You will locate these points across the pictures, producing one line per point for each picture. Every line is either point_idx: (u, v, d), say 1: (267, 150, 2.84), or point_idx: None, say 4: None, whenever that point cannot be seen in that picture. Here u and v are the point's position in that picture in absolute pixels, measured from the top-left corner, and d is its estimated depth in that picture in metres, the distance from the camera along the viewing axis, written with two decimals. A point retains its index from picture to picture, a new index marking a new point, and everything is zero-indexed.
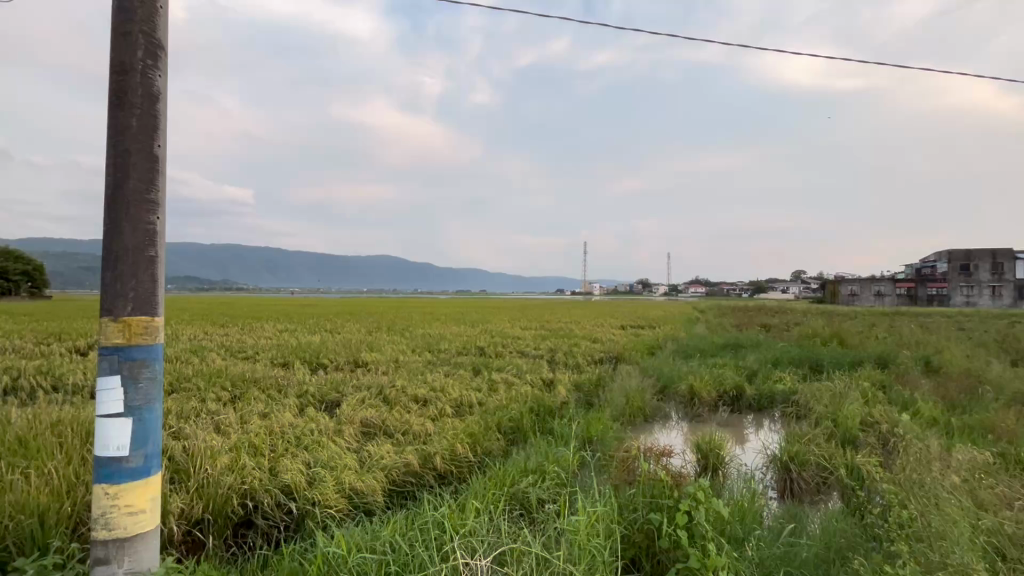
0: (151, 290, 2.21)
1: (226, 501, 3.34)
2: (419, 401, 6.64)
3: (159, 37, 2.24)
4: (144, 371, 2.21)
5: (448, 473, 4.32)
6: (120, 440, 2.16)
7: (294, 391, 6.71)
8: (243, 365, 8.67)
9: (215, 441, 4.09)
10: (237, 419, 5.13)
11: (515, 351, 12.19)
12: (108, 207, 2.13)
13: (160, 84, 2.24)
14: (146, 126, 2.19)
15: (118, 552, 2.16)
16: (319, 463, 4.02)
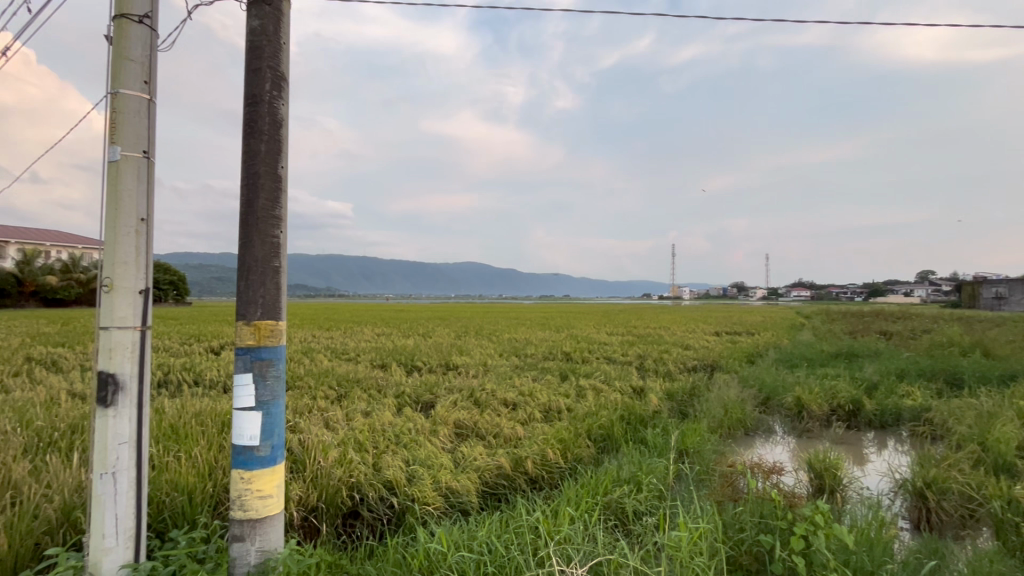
0: (276, 297, 2.46)
1: (337, 492, 3.59)
2: (508, 405, 6.74)
3: (283, 70, 2.50)
4: (270, 369, 2.45)
5: (539, 478, 4.34)
6: (252, 430, 2.42)
7: (392, 392, 7.12)
8: (347, 366, 9.37)
9: (326, 436, 4.44)
10: (343, 416, 5.54)
11: (602, 356, 11.94)
12: (244, 225, 2.42)
13: (283, 112, 2.50)
14: (273, 150, 2.46)
15: (251, 531, 2.43)
16: (418, 461, 4.20)
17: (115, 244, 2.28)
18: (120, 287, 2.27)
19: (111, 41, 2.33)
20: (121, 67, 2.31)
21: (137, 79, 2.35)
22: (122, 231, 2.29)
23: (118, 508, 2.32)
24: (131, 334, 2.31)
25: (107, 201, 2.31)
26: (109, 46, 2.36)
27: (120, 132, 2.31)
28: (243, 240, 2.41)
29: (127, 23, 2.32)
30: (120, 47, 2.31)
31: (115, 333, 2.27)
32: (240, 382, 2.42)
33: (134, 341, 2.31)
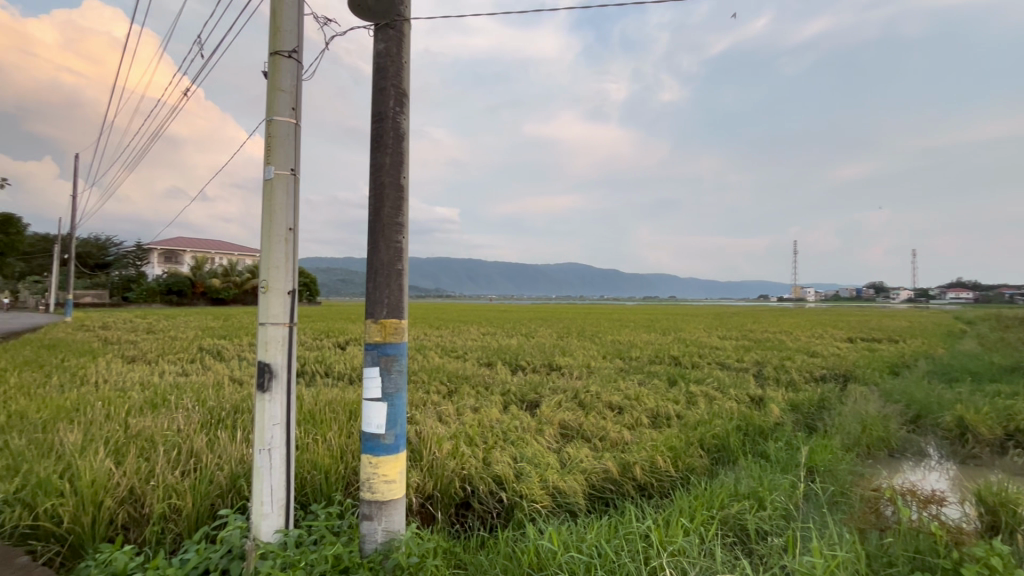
0: (399, 297, 2.67)
1: (450, 483, 3.76)
2: (614, 408, 6.62)
3: (405, 87, 2.71)
4: (394, 364, 2.66)
5: (649, 486, 4.19)
6: (378, 419, 2.65)
7: (498, 389, 7.36)
8: (456, 363, 9.88)
9: (439, 429, 4.71)
10: (454, 411, 5.84)
11: (714, 362, 11.21)
12: (372, 231, 2.66)
13: (404, 126, 2.70)
14: (396, 162, 2.67)
15: (378, 512, 2.66)
16: (525, 458, 4.29)
17: (270, 251, 2.64)
18: (274, 288, 2.62)
19: (268, 76, 2.70)
20: (275, 98, 2.67)
21: (287, 106, 2.69)
22: (276, 240, 2.64)
23: (272, 481, 2.67)
24: (281, 329, 2.64)
25: (265, 214, 2.68)
26: (266, 80, 2.74)
27: (274, 153, 2.66)
28: (372, 246, 2.65)
29: (279, 58, 2.67)
30: (274, 80, 2.67)
31: (270, 328, 2.62)
32: (369, 374, 2.66)
33: (284, 335, 2.65)
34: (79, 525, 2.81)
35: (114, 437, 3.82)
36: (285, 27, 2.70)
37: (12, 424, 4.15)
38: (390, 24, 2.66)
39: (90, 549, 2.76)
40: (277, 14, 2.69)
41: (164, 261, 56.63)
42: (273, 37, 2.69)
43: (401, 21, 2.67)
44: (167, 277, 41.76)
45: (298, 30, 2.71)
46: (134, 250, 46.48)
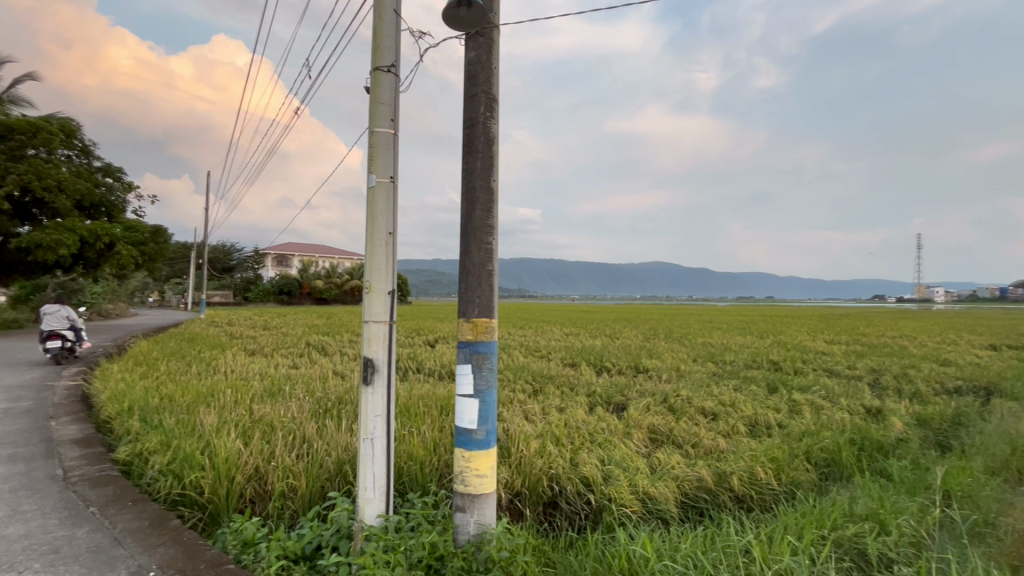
0: (489, 297, 2.74)
1: (538, 481, 3.78)
2: (707, 414, 6.30)
3: (494, 92, 2.78)
4: (485, 362, 2.74)
5: (748, 498, 3.94)
6: (470, 415, 2.74)
7: (584, 390, 7.30)
8: (541, 363, 9.96)
9: (526, 427, 4.77)
10: (540, 410, 5.88)
11: (820, 368, 10.25)
12: (464, 233, 2.76)
13: (494, 130, 2.77)
14: (486, 165, 2.74)
15: (470, 504, 2.75)
16: (613, 462, 4.21)
17: (373, 253, 2.83)
18: (376, 288, 2.81)
19: (370, 90, 2.90)
20: (376, 111, 2.86)
21: (386, 117, 2.87)
22: (377, 243, 2.83)
23: (374, 468, 2.86)
24: (382, 327, 2.82)
25: (368, 219, 2.88)
26: (368, 94, 2.95)
27: (376, 162, 2.85)
28: (464, 247, 2.75)
29: (380, 73, 2.87)
30: (375, 94, 2.86)
31: (372, 326, 2.81)
32: (462, 371, 2.76)
33: (384, 332, 2.83)
34: (216, 496, 3.22)
35: (242, 421, 4.31)
36: (385, 44, 2.89)
37: (163, 405, 4.85)
38: (480, 32, 2.75)
39: (225, 518, 3.14)
40: (378, 33, 2.89)
41: (276, 264, 62.93)
42: (375, 54, 2.89)
43: (490, 28, 2.75)
44: (279, 279, 46.43)
45: (396, 45, 2.89)
46: (253, 255, 52.19)
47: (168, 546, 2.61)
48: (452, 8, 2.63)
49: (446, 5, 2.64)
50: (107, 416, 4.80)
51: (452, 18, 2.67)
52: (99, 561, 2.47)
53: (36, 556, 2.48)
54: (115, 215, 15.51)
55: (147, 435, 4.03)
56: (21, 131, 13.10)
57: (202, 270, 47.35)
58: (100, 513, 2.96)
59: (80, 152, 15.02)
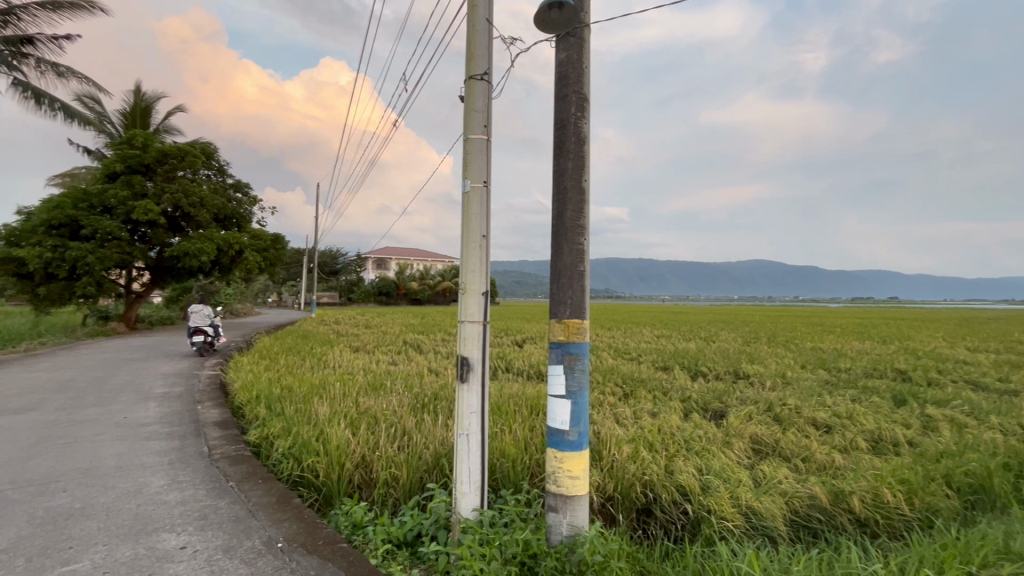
0: (581, 298, 2.73)
1: (631, 486, 3.65)
2: (819, 426, 5.74)
3: (586, 92, 2.76)
4: (577, 363, 2.72)
5: (872, 522, 3.52)
6: (562, 416, 2.74)
7: (678, 395, 6.98)
8: (631, 365, 9.68)
9: (618, 431, 4.68)
10: (632, 414, 5.72)
11: (962, 380, 8.88)
12: (555, 235, 2.77)
13: (585, 129, 2.76)
14: (578, 166, 2.73)
15: (563, 504, 2.75)
16: (712, 471, 3.99)
17: (468, 255, 2.94)
18: (470, 289, 2.91)
19: (464, 99, 3.02)
20: (470, 118, 2.97)
21: (480, 123, 2.97)
22: (471, 245, 2.94)
23: (470, 463, 2.96)
24: (477, 327, 2.92)
25: (463, 222, 3.00)
26: (463, 103, 3.07)
27: (470, 168, 2.96)
28: (555, 248, 2.76)
29: (474, 82, 2.97)
30: (469, 102, 2.97)
31: (468, 326, 2.92)
32: (554, 372, 2.77)
33: (478, 331, 2.92)
34: (330, 479, 3.52)
35: (349, 412, 4.68)
36: (478, 53, 2.99)
37: (284, 395, 5.40)
38: (572, 33, 2.75)
39: (337, 500, 3.43)
40: (471, 43, 2.99)
41: (376, 267, 67.68)
42: (469, 63, 3.00)
43: (581, 28, 2.73)
44: (378, 281, 49.79)
45: (488, 53, 2.98)
46: (356, 258, 56.48)
47: (292, 521, 2.90)
48: (544, 11, 2.66)
49: (537, 8, 2.68)
50: (239, 403, 5.46)
51: (544, 21, 2.69)
52: (238, 529, 2.81)
53: (190, 520, 2.90)
54: (243, 225, 17.56)
55: (272, 421, 4.52)
56: (173, 155, 15.30)
57: (313, 272, 52.14)
58: (237, 488, 3.37)
59: (217, 171, 17.20)
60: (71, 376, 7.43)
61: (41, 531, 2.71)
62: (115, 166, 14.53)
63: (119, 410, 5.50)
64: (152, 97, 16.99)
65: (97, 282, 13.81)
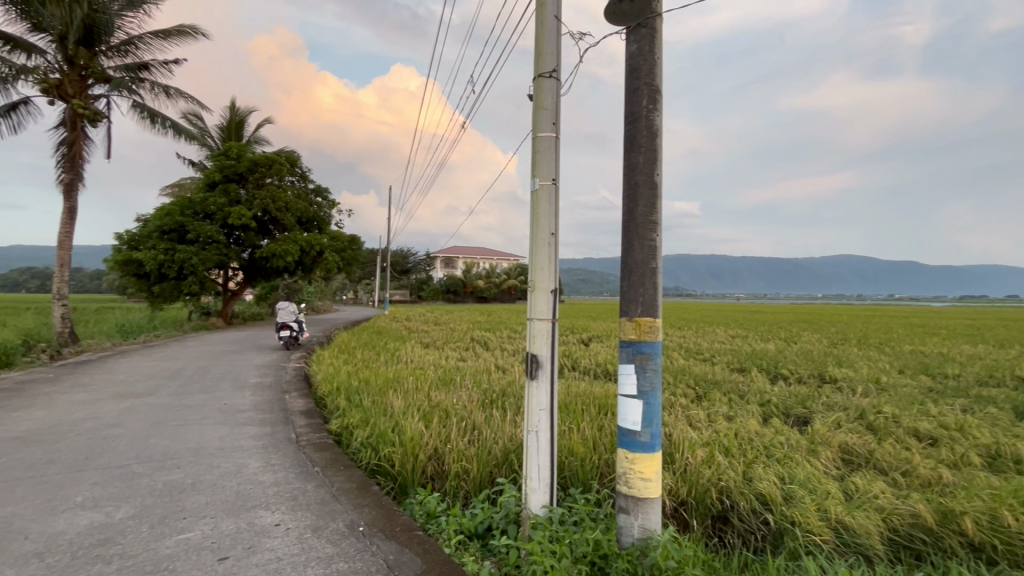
0: (653, 296, 2.66)
1: (706, 492, 3.50)
2: (922, 437, 5.20)
3: (657, 84, 2.68)
4: (650, 363, 2.65)
5: (990, 548, 3.12)
6: (634, 416, 2.68)
7: (756, 399, 6.60)
8: (704, 366, 9.28)
9: (691, 434, 4.51)
10: (706, 417, 5.49)
11: None
12: (625, 231, 2.72)
13: (658, 122, 2.67)
14: (649, 160, 2.66)
15: (634, 507, 2.69)
16: (796, 481, 3.74)
17: (537, 254, 2.95)
18: (539, 287, 2.93)
19: (533, 97, 3.03)
20: (538, 116, 2.97)
21: (548, 122, 2.97)
22: (540, 243, 2.95)
23: (539, 459, 2.98)
24: (546, 324, 2.92)
25: (532, 221, 3.01)
26: (532, 102, 3.08)
27: (539, 166, 2.97)
28: (625, 245, 2.71)
29: (543, 80, 2.98)
30: (538, 100, 2.98)
31: (537, 323, 2.94)
32: (625, 371, 2.72)
33: (548, 329, 2.92)
34: (405, 469, 3.68)
35: (422, 405, 4.86)
36: (547, 50, 2.99)
37: (362, 388, 5.71)
38: (643, 23, 2.68)
39: (411, 489, 3.57)
40: (540, 41, 3.00)
41: (444, 266, 69.73)
42: (537, 61, 3.01)
43: (653, 18, 2.66)
44: (447, 280, 51.26)
45: (557, 50, 2.97)
46: (426, 258, 58.50)
47: (372, 507, 3.07)
48: (615, 5, 2.68)
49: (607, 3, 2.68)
50: (322, 394, 5.85)
51: (615, 14, 2.70)
52: (324, 511, 3.02)
53: (283, 500, 3.15)
54: (324, 227, 18.71)
55: (352, 412, 4.81)
56: (263, 164, 16.62)
57: (387, 272, 54.62)
58: (322, 473, 3.61)
59: (301, 177, 18.45)
60: (181, 365, 8.31)
61: (160, 502, 3.06)
62: (214, 176, 16.01)
63: (220, 397, 6.08)
64: (245, 111, 18.55)
65: (200, 281, 15.32)
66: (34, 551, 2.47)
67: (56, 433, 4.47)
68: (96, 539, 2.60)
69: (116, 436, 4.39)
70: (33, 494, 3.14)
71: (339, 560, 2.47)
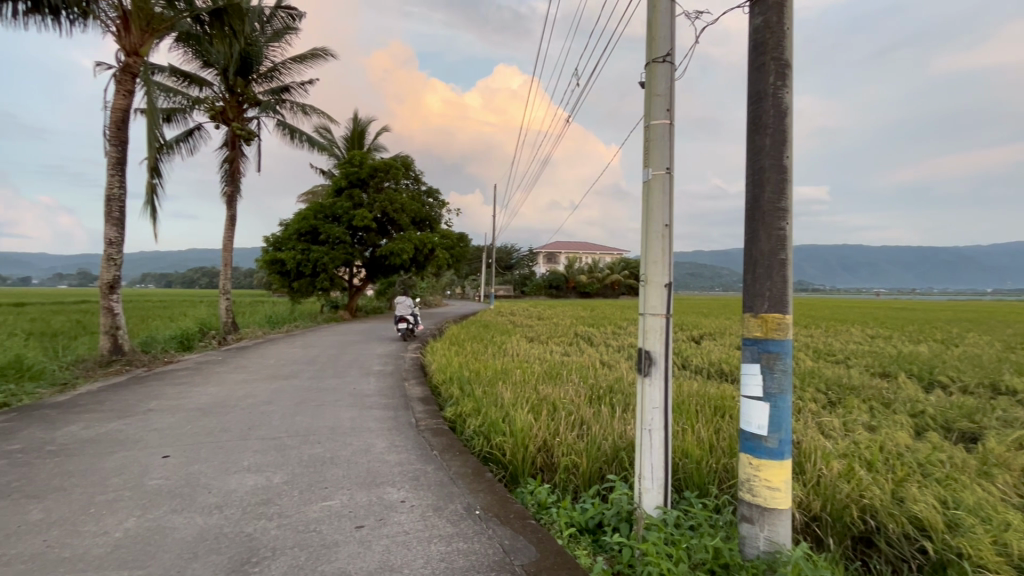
0: (782, 290, 2.44)
1: (846, 509, 3.12)
2: None
3: (787, 57, 2.44)
4: (778, 363, 2.44)
5: None
6: (760, 419, 2.49)
7: (906, 409, 5.76)
8: (838, 369, 8.31)
9: (825, 443, 4.07)
10: (841, 425, 4.91)
11: None
12: (749, 221, 2.52)
13: (788, 100, 2.43)
14: (777, 143, 2.43)
15: (759, 517, 2.50)
16: (963, 506, 3.20)
17: (650, 247, 2.86)
18: (652, 281, 2.83)
19: (645, 85, 2.93)
20: (652, 103, 2.86)
21: (662, 108, 2.85)
22: (654, 236, 2.85)
23: (653, 458, 2.89)
24: (660, 320, 2.82)
25: (644, 213, 2.93)
26: (644, 89, 2.97)
27: (651, 156, 2.87)
28: (749, 235, 2.51)
29: (656, 66, 2.86)
30: (651, 87, 2.87)
31: (650, 318, 2.84)
32: (748, 371, 2.53)
33: (661, 325, 2.82)
34: (515, 459, 3.77)
35: (531, 398, 4.96)
36: (660, 35, 2.86)
37: (473, 378, 5.97)
38: None
39: (521, 479, 3.66)
40: (653, 26, 2.89)
41: (547, 261, 70.32)
42: (650, 47, 2.90)
43: None
44: (549, 275, 51.76)
45: (671, 33, 2.84)
46: (529, 254, 59.43)
47: (486, 492, 3.22)
48: None
49: None
50: (437, 382, 6.23)
51: None
52: (443, 492, 3.22)
53: (406, 479, 3.42)
54: (435, 226, 19.81)
55: (465, 401, 5.06)
56: (382, 169, 18.02)
57: (492, 269, 56.52)
58: (440, 456, 3.86)
59: (414, 180, 19.72)
60: (317, 353, 9.36)
61: (307, 472, 3.48)
62: (341, 182, 17.74)
63: (350, 382, 6.75)
64: (366, 122, 20.26)
65: (330, 278, 17.10)
66: (215, 504, 2.96)
67: (226, 406, 5.29)
68: (260, 498, 3.04)
69: (271, 412, 5.08)
70: (212, 456, 3.75)
71: (459, 540, 2.62)
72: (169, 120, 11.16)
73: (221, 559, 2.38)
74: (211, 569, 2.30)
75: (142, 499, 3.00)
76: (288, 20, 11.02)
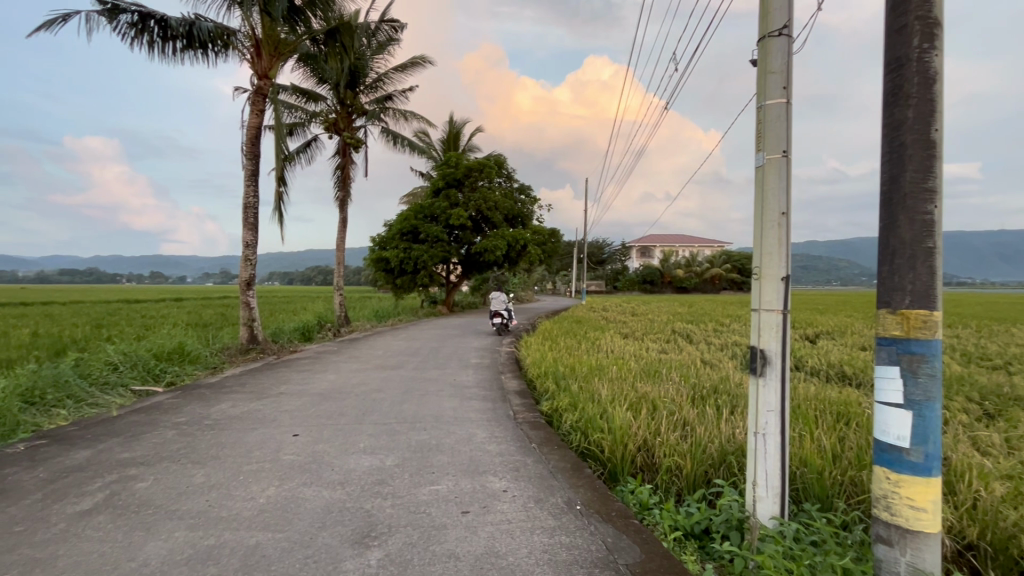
0: (929, 283, 2.13)
1: (1012, 538, 2.67)
2: None
3: (935, 14, 2.12)
4: (923, 365, 2.14)
5: None
6: (900, 430, 2.20)
7: None
8: (996, 376, 7.10)
9: (982, 461, 3.50)
10: (1003, 441, 4.20)
11: None
12: (885, 206, 2.24)
13: (937, 64, 2.11)
14: (923, 113, 2.12)
15: (900, 539, 2.21)
16: None
17: (765, 237, 2.66)
18: (767, 274, 2.62)
19: (758, 62, 2.71)
20: (766, 81, 2.65)
21: (778, 86, 2.62)
22: (769, 224, 2.63)
23: (767, 465, 2.68)
24: (776, 316, 2.60)
25: (757, 200, 2.72)
26: (756, 66, 2.75)
27: (765, 139, 2.64)
28: (886, 221, 2.23)
29: (770, 40, 2.64)
30: (764, 63, 2.65)
31: (764, 314, 2.64)
32: (885, 375, 2.25)
33: (778, 322, 2.60)
34: (615, 456, 3.70)
35: (629, 395, 4.84)
36: (776, 5, 2.63)
37: (569, 373, 5.97)
38: None
39: (621, 477, 3.59)
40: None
41: (642, 256, 68.15)
42: (763, 21, 2.68)
43: None
44: (644, 270, 50.08)
45: (788, 2, 2.59)
46: (622, 249, 58.04)
47: (587, 489, 3.20)
48: None
49: None
50: (533, 376, 6.31)
51: None
52: (543, 485, 3.26)
53: (506, 469, 3.51)
54: (527, 222, 20.03)
55: (562, 395, 5.07)
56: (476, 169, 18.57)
57: (583, 264, 56.04)
58: (539, 449, 3.91)
59: (506, 178, 20.08)
60: (420, 345, 9.93)
61: (416, 457, 3.71)
62: (439, 183, 18.58)
63: (450, 374, 7.08)
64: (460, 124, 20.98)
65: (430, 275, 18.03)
66: (338, 480, 3.26)
67: (344, 392, 5.81)
68: (377, 478, 3.30)
69: (381, 399, 5.49)
70: (334, 437, 4.14)
71: (561, 533, 2.64)
72: (292, 134, 12.43)
73: (345, 531, 2.61)
74: (337, 538, 2.54)
75: (279, 471, 3.40)
76: (391, 32, 11.66)
